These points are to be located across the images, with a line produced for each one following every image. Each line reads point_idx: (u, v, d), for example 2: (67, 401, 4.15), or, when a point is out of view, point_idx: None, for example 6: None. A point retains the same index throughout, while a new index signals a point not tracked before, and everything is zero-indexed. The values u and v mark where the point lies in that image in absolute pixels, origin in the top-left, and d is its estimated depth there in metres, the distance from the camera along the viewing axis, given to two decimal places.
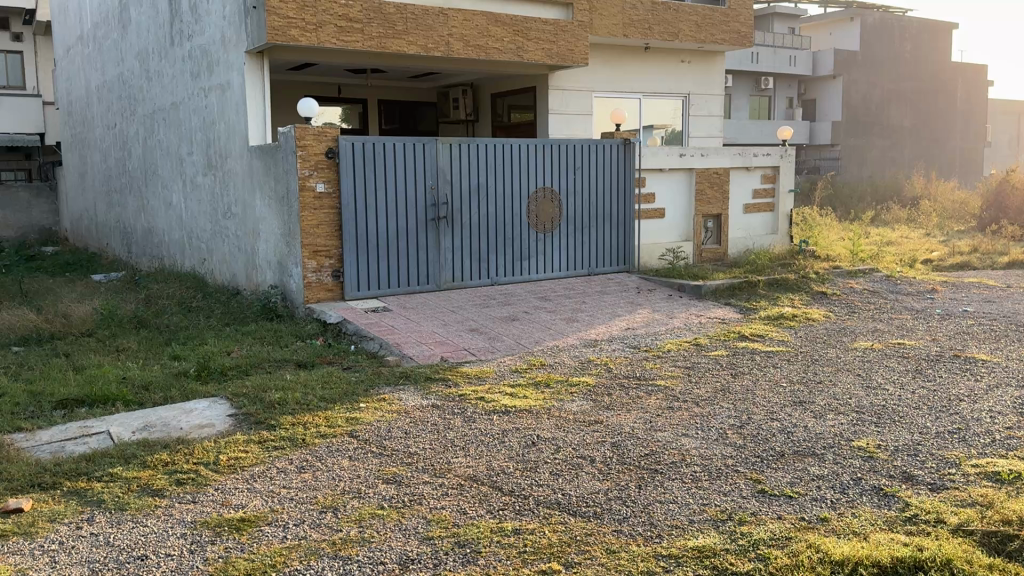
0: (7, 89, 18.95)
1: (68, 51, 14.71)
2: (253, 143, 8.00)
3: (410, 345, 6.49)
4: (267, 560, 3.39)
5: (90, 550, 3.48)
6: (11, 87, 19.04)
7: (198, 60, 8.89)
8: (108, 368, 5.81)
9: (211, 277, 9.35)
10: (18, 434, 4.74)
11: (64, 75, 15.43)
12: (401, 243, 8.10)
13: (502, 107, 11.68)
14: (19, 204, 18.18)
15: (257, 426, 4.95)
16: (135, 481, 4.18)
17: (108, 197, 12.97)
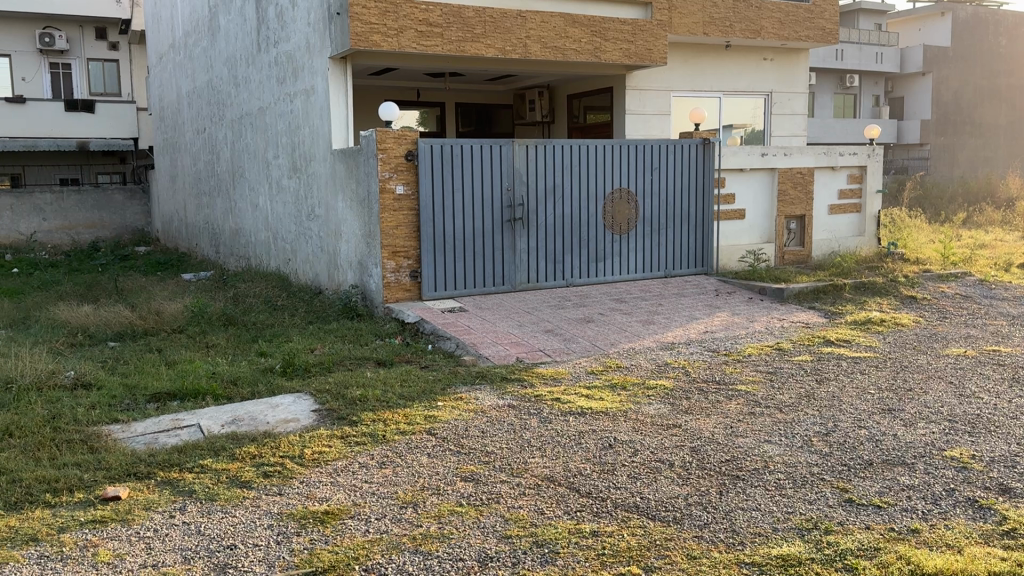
0: (104, 96, 20.19)
1: (161, 59, 15.34)
2: (336, 146, 8.20)
3: (486, 345, 6.53)
4: (350, 552, 3.46)
5: (182, 539, 3.61)
6: (108, 94, 20.28)
7: (284, 66, 9.15)
8: (199, 363, 6.03)
9: (295, 277, 9.62)
10: (115, 425, 4.95)
11: (156, 82, 16.12)
12: (477, 244, 8.17)
13: (578, 108, 11.65)
14: (113, 206, 19.05)
15: (339, 422, 5.06)
16: (224, 472, 4.33)
17: (198, 200, 13.48)
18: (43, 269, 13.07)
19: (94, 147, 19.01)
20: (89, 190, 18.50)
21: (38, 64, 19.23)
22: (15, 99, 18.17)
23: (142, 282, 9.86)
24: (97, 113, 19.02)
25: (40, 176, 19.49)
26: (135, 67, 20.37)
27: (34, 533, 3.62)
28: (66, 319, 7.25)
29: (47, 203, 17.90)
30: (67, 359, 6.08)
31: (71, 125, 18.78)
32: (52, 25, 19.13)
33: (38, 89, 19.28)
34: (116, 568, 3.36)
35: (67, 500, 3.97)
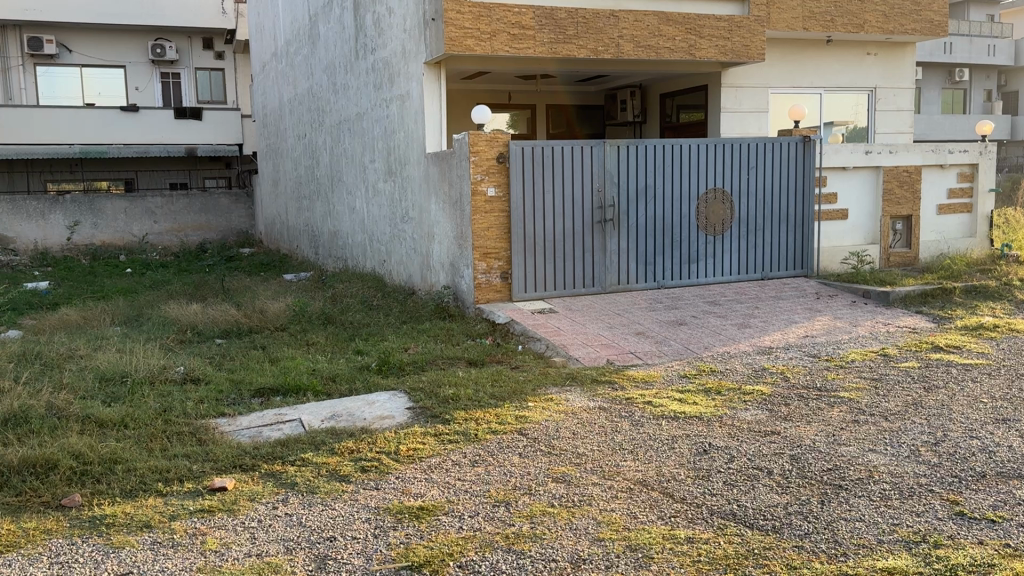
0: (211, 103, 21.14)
1: (264, 67, 15.95)
2: (430, 149, 8.35)
3: (576, 347, 6.52)
4: (444, 549, 3.51)
5: (285, 530, 3.75)
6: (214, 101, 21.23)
7: (381, 72, 9.38)
8: (300, 360, 6.24)
9: (390, 278, 9.84)
10: (222, 418, 5.17)
11: (259, 89, 16.79)
12: (568, 246, 8.17)
13: (670, 107, 11.50)
14: (220, 209, 19.89)
15: (433, 419, 5.15)
16: (323, 466, 4.47)
17: (299, 203, 13.96)
18: (155, 270, 13.80)
19: (201, 152, 19.90)
20: (196, 194, 19.45)
21: (150, 74, 20.35)
22: (129, 108, 19.29)
23: (247, 281, 10.28)
24: (204, 120, 19.96)
25: (152, 182, 20.59)
26: (239, 75, 21.32)
27: (148, 520, 3.81)
28: (176, 317, 7.61)
29: (158, 207, 18.91)
30: (177, 355, 6.39)
31: (180, 132, 19.79)
32: (163, 36, 20.19)
33: (150, 98, 20.42)
34: (223, 556, 3.50)
35: (178, 489, 4.17)
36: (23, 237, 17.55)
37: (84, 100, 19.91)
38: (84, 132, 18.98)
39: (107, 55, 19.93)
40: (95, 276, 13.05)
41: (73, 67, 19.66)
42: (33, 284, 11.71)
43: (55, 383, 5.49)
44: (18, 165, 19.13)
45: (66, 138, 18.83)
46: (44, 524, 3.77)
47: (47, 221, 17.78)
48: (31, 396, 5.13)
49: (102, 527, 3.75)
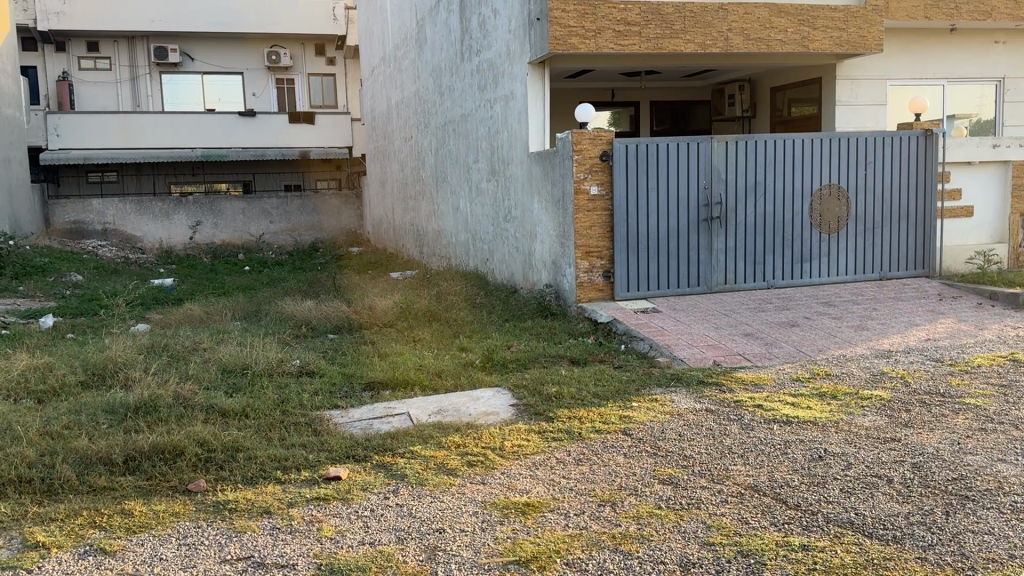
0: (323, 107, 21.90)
1: (373, 71, 16.41)
2: (533, 148, 8.40)
3: (681, 347, 6.42)
4: (551, 545, 3.53)
5: (397, 520, 3.85)
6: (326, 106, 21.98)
7: (486, 73, 9.50)
8: (408, 356, 6.40)
9: (492, 276, 9.95)
10: (335, 410, 5.36)
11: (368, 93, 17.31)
12: (671, 244, 8.07)
13: (781, 101, 11.19)
14: (330, 209, 20.50)
15: (537, 417, 5.17)
16: (432, 459, 4.56)
17: (405, 202, 14.30)
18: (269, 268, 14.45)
19: (314, 155, 20.60)
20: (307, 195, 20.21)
21: (266, 80, 21.28)
22: (248, 113, 20.21)
23: (355, 279, 10.62)
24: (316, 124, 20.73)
25: (268, 183, 21.37)
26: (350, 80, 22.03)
27: (268, 506, 3.98)
28: (291, 313, 7.93)
29: (273, 207, 19.79)
30: (293, 349, 6.66)
31: (294, 135, 20.58)
32: (278, 43, 21.09)
33: (265, 103, 21.33)
34: (338, 543, 3.62)
35: (295, 477, 4.34)
36: (149, 236, 18.83)
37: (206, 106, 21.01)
38: (204, 137, 20.01)
39: (226, 62, 20.98)
40: (215, 273, 13.76)
41: (195, 74, 20.79)
42: (160, 280, 12.48)
43: (182, 374, 5.81)
44: (145, 169, 20.38)
45: (190, 143, 19.91)
46: (174, 506, 3.99)
47: (170, 221, 18.97)
48: (161, 385, 5.45)
49: (226, 512, 3.94)
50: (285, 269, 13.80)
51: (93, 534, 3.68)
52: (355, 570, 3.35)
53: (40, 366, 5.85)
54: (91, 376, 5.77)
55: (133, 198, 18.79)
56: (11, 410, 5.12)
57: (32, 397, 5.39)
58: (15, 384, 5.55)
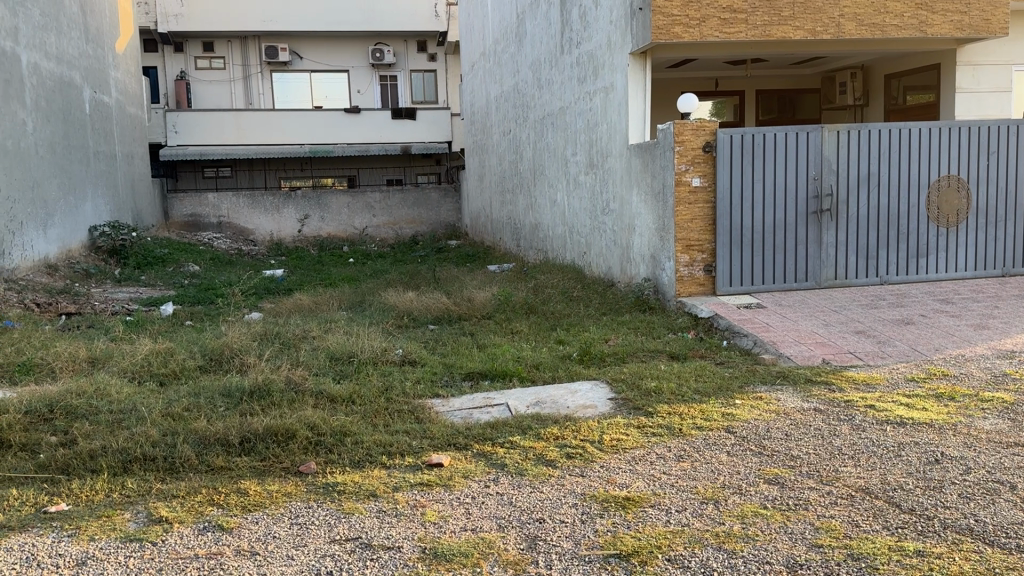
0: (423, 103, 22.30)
1: (473, 66, 16.58)
2: (634, 140, 8.33)
3: (787, 344, 6.24)
4: (653, 541, 3.49)
5: (497, 508, 3.88)
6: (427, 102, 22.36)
7: (586, 65, 9.46)
8: (506, 347, 6.47)
9: (590, 270, 9.91)
10: (436, 399, 5.46)
11: (467, 88, 17.52)
12: (776, 238, 7.85)
13: (896, 88, 10.72)
14: (430, 203, 20.83)
15: (636, 411, 5.12)
16: (531, 450, 4.58)
17: (502, 196, 14.43)
18: (373, 260, 14.87)
19: (415, 150, 21.00)
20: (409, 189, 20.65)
21: (370, 78, 21.85)
22: (355, 111, 20.78)
23: (455, 272, 10.79)
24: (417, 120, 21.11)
25: (372, 178, 21.91)
26: (450, 75, 22.31)
27: (374, 490, 4.10)
28: (393, 304, 8.13)
29: (376, 201, 20.33)
30: (395, 339, 6.82)
31: (396, 131, 21.06)
32: (382, 41, 21.61)
33: (370, 100, 21.93)
34: (441, 528, 3.68)
35: (400, 463, 4.45)
36: (261, 229, 19.71)
37: (313, 103, 21.75)
38: (308, 134, 20.70)
39: (332, 60, 21.65)
40: (321, 265, 14.25)
41: (303, 72, 21.55)
42: (271, 271, 13.02)
43: (293, 361, 6.05)
44: (257, 165, 21.27)
45: (298, 139, 20.64)
46: (286, 487, 4.16)
47: (280, 214, 19.77)
48: (273, 371, 5.69)
49: (335, 493, 4.08)
50: (387, 262, 14.17)
51: (211, 511, 3.87)
52: (457, 556, 3.40)
53: (163, 351, 6.20)
54: (209, 361, 6.08)
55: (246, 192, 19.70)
56: (136, 391, 5.45)
57: (155, 379, 5.73)
58: (140, 367, 5.91)
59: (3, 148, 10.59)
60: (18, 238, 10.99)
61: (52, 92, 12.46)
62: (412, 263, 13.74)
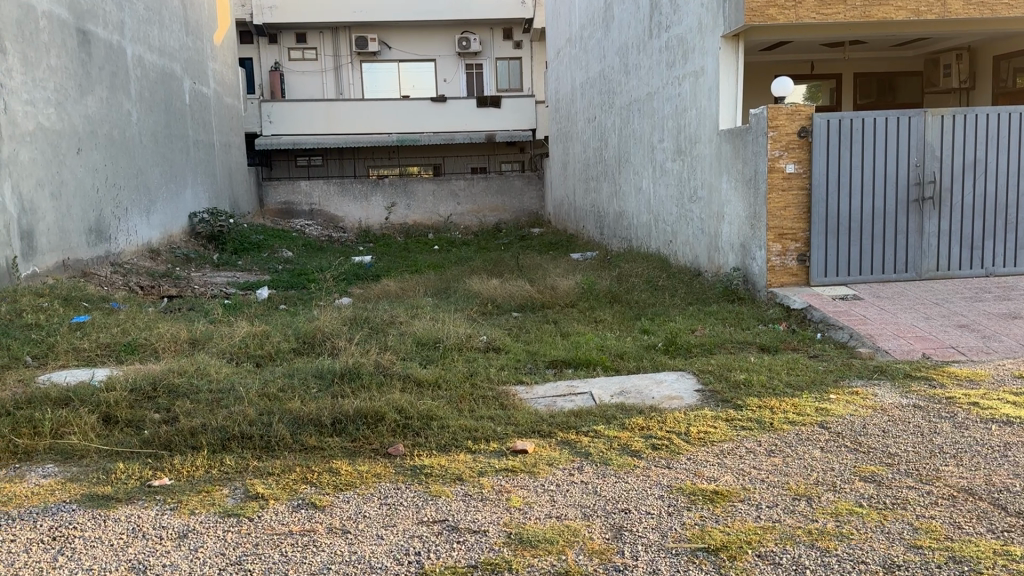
0: (508, 91, 22.40)
1: (559, 53, 16.48)
2: (725, 126, 8.13)
3: (884, 338, 6.00)
4: (742, 536, 3.41)
5: (582, 497, 3.85)
6: (512, 89, 22.45)
7: (675, 49, 9.29)
8: (590, 336, 6.44)
9: (675, 259, 9.75)
10: (520, 385, 5.48)
11: (552, 74, 17.44)
12: (874, 227, 7.57)
13: (1006, 70, 10.19)
14: (514, 190, 20.87)
15: (724, 404, 5.02)
16: (615, 439, 4.53)
17: (586, 184, 14.34)
18: (457, 247, 15.04)
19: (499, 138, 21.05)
20: (494, 177, 20.75)
21: (456, 66, 22.05)
22: (441, 99, 20.98)
23: (539, 260, 10.80)
24: (503, 107, 21.16)
25: (457, 166, 22.12)
26: (536, 63, 22.26)
27: (460, 474, 4.15)
28: (478, 291, 8.20)
29: (461, 189, 20.50)
30: (480, 325, 6.88)
31: (481, 119, 21.15)
32: (468, 29, 21.73)
33: (456, 89, 22.13)
34: (526, 514, 3.70)
35: (485, 448, 4.48)
36: (348, 216, 20.18)
37: (400, 93, 22.11)
38: (394, 123, 21.02)
39: (419, 50, 21.92)
40: (408, 251, 14.49)
41: (392, 62, 21.90)
42: (360, 257, 13.31)
43: (381, 345, 6.17)
44: (347, 154, 21.76)
45: (384, 128, 20.99)
46: (375, 467, 4.26)
47: (369, 202, 20.19)
48: (363, 355, 5.82)
49: (422, 476, 4.15)
50: (471, 249, 14.30)
51: (304, 489, 3.99)
52: (543, 542, 3.41)
53: (259, 333, 6.41)
54: (302, 344, 6.26)
55: (336, 180, 20.20)
56: (234, 371, 5.67)
57: (252, 360, 5.93)
58: (238, 348, 6.13)
59: (110, 137, 11.13)
60: (124, 223, 11.56)
61: (155, 84, 13.03)
62: (496, 250, 13.82)
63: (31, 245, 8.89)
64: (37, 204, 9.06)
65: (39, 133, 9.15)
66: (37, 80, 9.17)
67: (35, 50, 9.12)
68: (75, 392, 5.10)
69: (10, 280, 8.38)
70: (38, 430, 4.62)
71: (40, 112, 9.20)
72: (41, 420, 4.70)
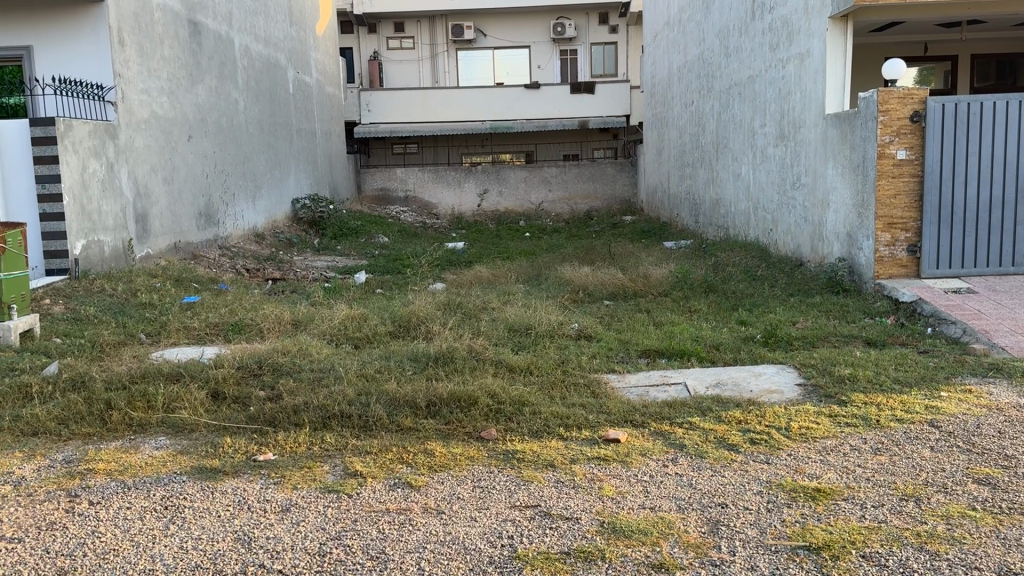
0: (603, 77, 22.20)
1: (656, 37, 16.19)
2: (832, 110, 7.83)
3: (1001, 334, 5.67)
4: (846, 535, 3.29)
5: (676, 489, 3.78)
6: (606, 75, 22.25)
7: (779, 31, 9.00)
8: (684, 326, 6.33)
9: (775, 248, 9.47)
10: (612, 374, 5.44)
11: (648, 60, 17.17)
12: (991, 216, 7.19)
13: None
14: (606, 178, 20.70)
15: (827, 399, 4.84)
16: (711, 432, 4.43)
17: (682, 170, 14.08)
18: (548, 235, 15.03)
19: (593, 125, 20.89)
20: (586, 164, 20.60)
21: (551, 53, 22.03)
22: (535, 86, 20.96)
23: (632, 248, 10.69)
24: (596, 94, 20.98)
25: (549, 153, 22.08)
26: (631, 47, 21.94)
27: (552, 461, 4.14)
28: (570, 278, 8.17)
29: (553, 176, 20.49)
30: (572, 313, 6.86)
31: (574, 106, 21.04)
32: (563, 15, 21.64)
33: (550, 75, 22.12)
34: (620, 504, 3.65)
35: (577, 436, 4.46)
36: (442, 204, 20.46)
37: (495, 80, 22.26)
38: (486, 110, 21.15)
39: (514, 37, 22.00)
40: (499, 238, 14.59)
41: (487, 50, 22.03)
42: (452, 243, 13.47)
43: (474, 330, 6.24)
44: (441, 141, 22.03)
45: (477, 116, 21.15)
46: (469, 450, 4.30)
47: (462, 189, 20.41)
48: (456, 339, 5.90)
49: (515, 461, 4.16)
50: (563, 237, 14.28)
51: (401, 469, 4.07)
52: (636, 533, 3.36)
53: (357, 316, 6.57)
54: (398, 328, 6.38)
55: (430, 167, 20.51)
56: (334, 352, 5.84)
57: (350, 342, 6.09)
58: (337, 330, 6.30)
59: (218, 125, 11.60)
60: (231, 208, 12.06)
61: (260, 73, 13.50)
62: (588, 238, 13.74)
63: (145, 228, 9.39)
64: (152, 188, 9.54)
65: (153, 121, 9.61)
66: (152, 70, 9.64)
67: (151, 41, 9.59)
68: (186, 368, 5.35)
69: (126, 262, 8.93)
70: (151, 404, 4.86)
71: (154, 101, 9.66)
72: (154, 394, 4.94)
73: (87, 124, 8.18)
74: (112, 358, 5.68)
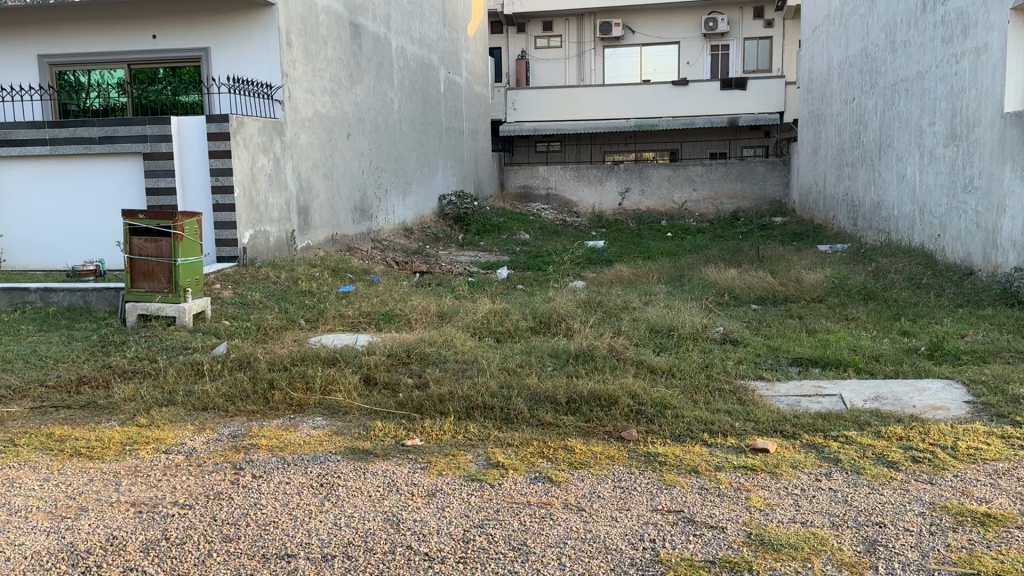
0: (757, 72, 21.48)
1: (815, 31, 15.48)
2: (1011, 108, 7.26)
3: None
4: (1020, 567, 3.04)
5: (830, 504, 3.63)
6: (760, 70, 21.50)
7: (953, 24, 8.44)
8: (841, 334, 6.07)
9: (942, 255, 8.87)
10: (761, 381, 5.28)
11: (805, 55, 16.45)
12: None
13: None
14: (754, 177, 20.00)
15: (1000, 419, 4.50)
16: (869, 448, 4.21)
17: (840, 170, 13.44)
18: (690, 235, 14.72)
19: (742, 122, 20.26)
20: (734, 163, 20.01)
21: (701, 48, 21.59)
22: (681, 83, 20.59)
23: (781, 250, 10.33)
24: (748, 90, 20.29)
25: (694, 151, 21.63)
26: (787, 41, 21.12)
27: (696, 466, 4.07)
28: (714, 280, 8.00)
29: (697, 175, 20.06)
30: (717, 316, 6.72)
31: (722, 102, 20.48)
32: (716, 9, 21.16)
33: (699, 71, 21.69)
34: (768, 516, 3.54)
35: (722, 443, 4.36)
36: (582, 201, 20.50)
37: (641, 77, 22.06)
38: (630, 108, 20.97)
39: (663, 33, 21.73)
40: (641, 238, 14.45)
41: (634, 46, 21.87)
42: (592, 241, 13.48)
43: (616, 329, 6.23)
44: (584, 139, 22.05)
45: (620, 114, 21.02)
46: (609, 450, 4.30)
47: (603, 187, 20.34)
48: (597, 338, 5.91)
49: (658, 463, 4.13)
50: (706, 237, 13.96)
51: (542, 463, 4.13)
52: (787, 547, 3.25)
53: (499, 311, 6.70)
54: (540, 323, 6.46)
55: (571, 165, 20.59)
56: (478, 345, 5.98)
57: (493, 336, 6.22)
58: (482, 324, 6.45)
59: (374, 123, 12.13)
60: (384, 203, 12.59)
61: (414, 73, 14.02)
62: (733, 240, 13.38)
63: (306, 220, 9.96)
64: (313, 183, 10.11)
65: (317, 119, 10.19)
66: (317, 71, 10.19)
67: (316, 43, 10.15)
68: (340, 354, 5.64)
69: (288, 251, 9.52)
70: (310, 386, 5.16)
71: (318, 100, 10.23)
72: (313, 377, 5.25)
73: (258, 121, 8.77)
74: (275, 341, 6.08)
